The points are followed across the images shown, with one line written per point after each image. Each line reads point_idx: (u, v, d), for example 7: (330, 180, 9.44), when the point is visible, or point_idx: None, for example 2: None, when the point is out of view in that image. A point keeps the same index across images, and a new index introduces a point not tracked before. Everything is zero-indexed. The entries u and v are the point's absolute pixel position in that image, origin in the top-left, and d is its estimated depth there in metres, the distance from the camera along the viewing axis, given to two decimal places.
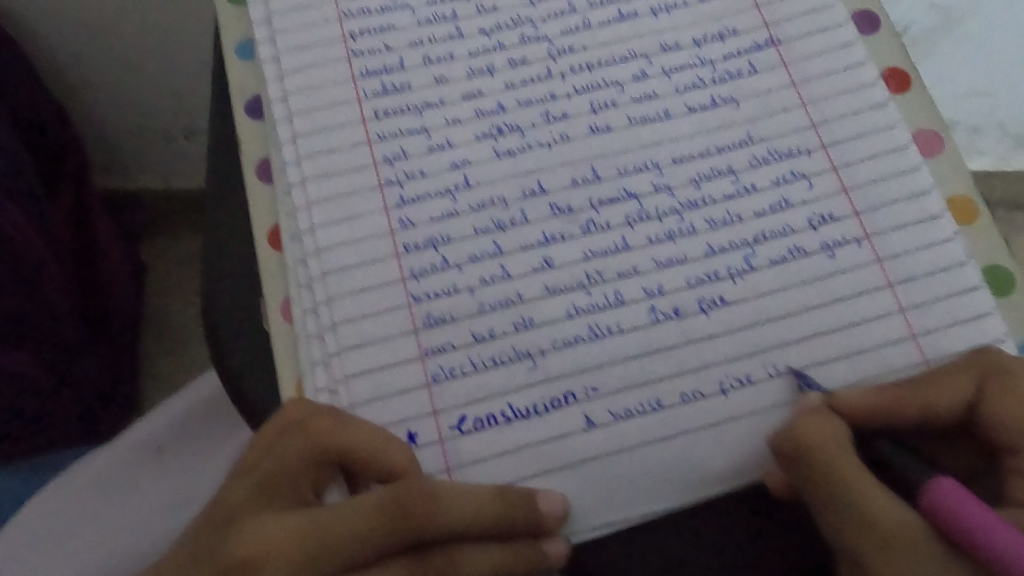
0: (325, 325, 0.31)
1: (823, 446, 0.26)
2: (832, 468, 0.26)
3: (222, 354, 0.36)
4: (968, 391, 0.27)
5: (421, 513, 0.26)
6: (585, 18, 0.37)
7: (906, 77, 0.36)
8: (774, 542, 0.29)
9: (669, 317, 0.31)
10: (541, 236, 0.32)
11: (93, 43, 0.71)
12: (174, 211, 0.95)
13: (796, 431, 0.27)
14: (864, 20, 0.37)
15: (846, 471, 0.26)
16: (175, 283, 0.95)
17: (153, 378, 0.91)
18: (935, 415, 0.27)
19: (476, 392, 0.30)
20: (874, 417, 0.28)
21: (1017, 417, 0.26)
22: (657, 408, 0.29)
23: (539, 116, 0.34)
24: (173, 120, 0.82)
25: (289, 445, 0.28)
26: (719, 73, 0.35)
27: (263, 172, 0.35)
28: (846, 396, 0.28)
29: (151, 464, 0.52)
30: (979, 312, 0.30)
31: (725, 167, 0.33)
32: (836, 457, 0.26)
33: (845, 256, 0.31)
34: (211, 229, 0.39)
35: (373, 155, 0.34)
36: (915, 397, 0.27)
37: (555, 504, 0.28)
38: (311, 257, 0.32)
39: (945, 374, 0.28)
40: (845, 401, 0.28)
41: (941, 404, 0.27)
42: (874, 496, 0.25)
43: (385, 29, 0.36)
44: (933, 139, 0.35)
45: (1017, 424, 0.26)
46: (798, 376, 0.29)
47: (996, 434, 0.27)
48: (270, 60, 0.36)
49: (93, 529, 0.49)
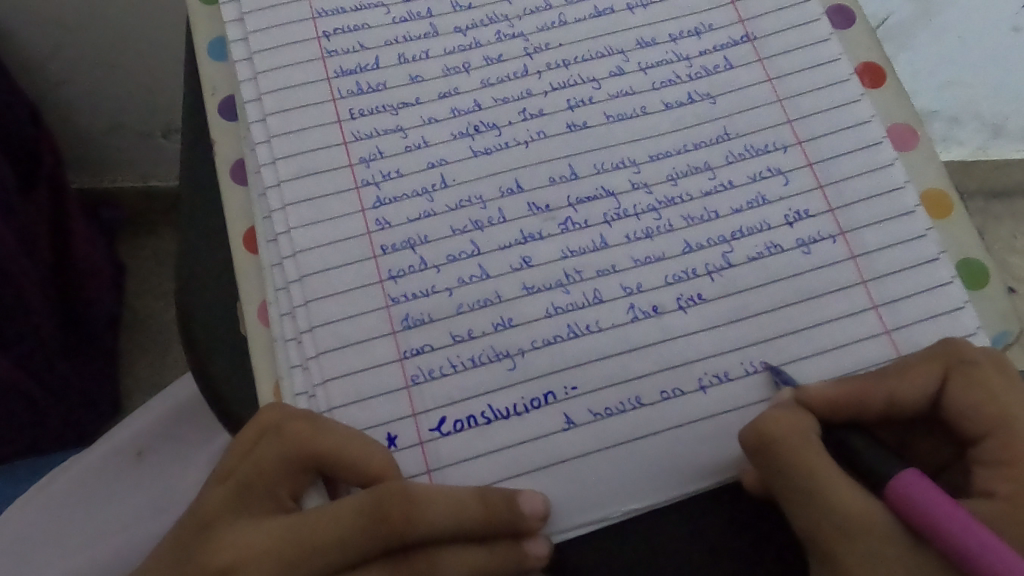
0: (302, 329, 0.31)
1: (787, 440, 0.26)
2: (796, 461, 0.26)
3: (199, 357, 0.36)
4: (932, 381, 0.27)
5: (398, 517, 0.26)
6: (561, 15, 0.37)
7: (880, 72, 0.36)
8: (755, 539, 0.30)
9: (647, 314, 0.31)
10: (518, 235, 0.32)
11: (64, 42, 0.69)
12: (152, 211, 0.94)
13: (763, 426, 0.27)
14: (838, 15, 0.38)
15: (812, 465, 0.26)
16: (153, 283, 0.94)
17: (132, 378, 0.90)
18: (902, 406, 0.27)
19: (455, 392, 0.30)
20: (841, 410, 0.28)
21: (982, 405, 0.27)
22: (636, 407, 0.29)
23: (516, 113, 0.34)
24: (150, 119, 0.80)
25: (265, 452, 0.28)
26: (695, 69, 0.35)
27: (238, 174, 0.35)
28: (814, 390, 0.28)
29: (130, 470, 0.51)
30: (953, 305, 0.30)
31: (702, 163, 0.33)
32: (805, 453, 0.26)
33: (821, 251, 0.32)
34: (184, 231, 0.39)
35: (348, 155, 0.34)
36: (882, 388, 0.27)
37: (537, 502, 0.27)
38: (287, 259, 0.32)
39: (910, 364, 0.28)
40: (813, 395, 0.28)
41: (906, 394, 0.27)
42: (842, 491, 0.26)
43: (359, 28, 0.36)
44: (907, 133, 0.35)
45: (982, 412, 0.27)
46: (775, 370, 0.30)
47: (964, 421, 0.27)
48: (244, 60, 0.36)
49: (73, 534, 0.49)
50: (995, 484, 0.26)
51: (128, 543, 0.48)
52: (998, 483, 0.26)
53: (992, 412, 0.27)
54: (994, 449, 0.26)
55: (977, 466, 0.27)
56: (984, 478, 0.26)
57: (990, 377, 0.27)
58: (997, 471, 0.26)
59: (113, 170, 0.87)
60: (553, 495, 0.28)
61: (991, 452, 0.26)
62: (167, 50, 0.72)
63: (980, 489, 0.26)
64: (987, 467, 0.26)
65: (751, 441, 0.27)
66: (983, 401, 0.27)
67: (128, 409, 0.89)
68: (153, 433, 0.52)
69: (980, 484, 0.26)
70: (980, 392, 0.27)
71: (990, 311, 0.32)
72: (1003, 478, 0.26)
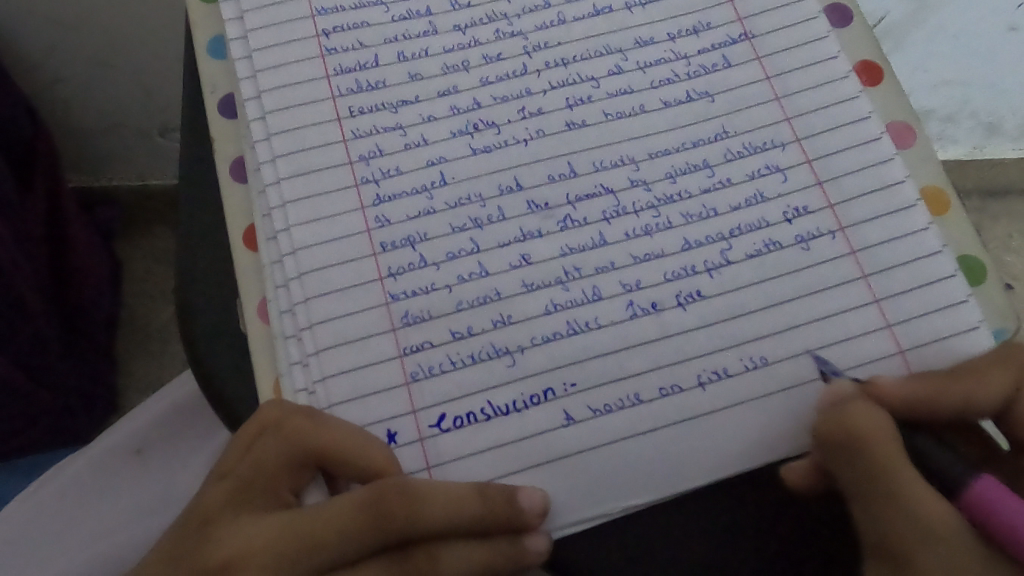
0: (302, 326, 0.31)
1: (875, 434, 0.26)
2: (877, 458, 0.26)
3: (198, 355, 0.36)
4: (1007, 388, 0.27)
5: (398, 513, 0.26)
6: (560, 13, 0.37)
7: (877, 70, 0.36)
8: (752, 535, 0.30)
9: (646, 311, 0.31)
10: (517, 233, 0.32)
11: (62, 40, 0.69)
12: (149, 210, 0.94)
13: (849, 419, 0.27)
14: (836, 13, 0.38)
15: (893, 462, 0.26)
16: (151, 282, 0.94)
17: (130, 377, 0.90)
18: (971, 409, 0.27)
19: (455, 389, 0.30)
20: (913, 408, 0.27)
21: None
22: (635, 403, 0.30)
23: (515, 112, 0.34)
24: (148, 117, 0.80)
25: (265, 447, 0.28)
26: (693, 67, 0.35)
27: (237, 172, 0.35)
28: (890, 386, 0.28)
29: (127, 467, 0.51)
30: (951, 302, 0.31)
31: (700, 161, 0.33)
32: (880, 446, 0.26)
33: (819, 248, 0.32)
34: (183, 228, 0.39)
35: (348, 153, 0.34)
36: (956, 390, 0.27)
37: (536, 498, 0.27)
38: (287, 257, 0.32)
39: (986, 368, 0.28)
40: (890, 389, 0.28)
41: (982, 399, 0.27)
42: (922, 491, 0.25)
43: (359, 26, 0.36)
44: (905, 131, 0.35)
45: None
46: (822, 358, 0.30)
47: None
48: (243, 58, 0.36)
49: (71, 532, 0.49)
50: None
51: (127, 541, 0.48)
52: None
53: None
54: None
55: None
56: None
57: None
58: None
59: (110, 168, 0.87)
60: (553, 491, 0.29)
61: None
62: (165, 48, 0.72)
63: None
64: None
65: (827, 430, 0.27)
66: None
67: (125, 407, 0.89)
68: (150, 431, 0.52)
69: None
70: None
71: (989, 307, 0.32)
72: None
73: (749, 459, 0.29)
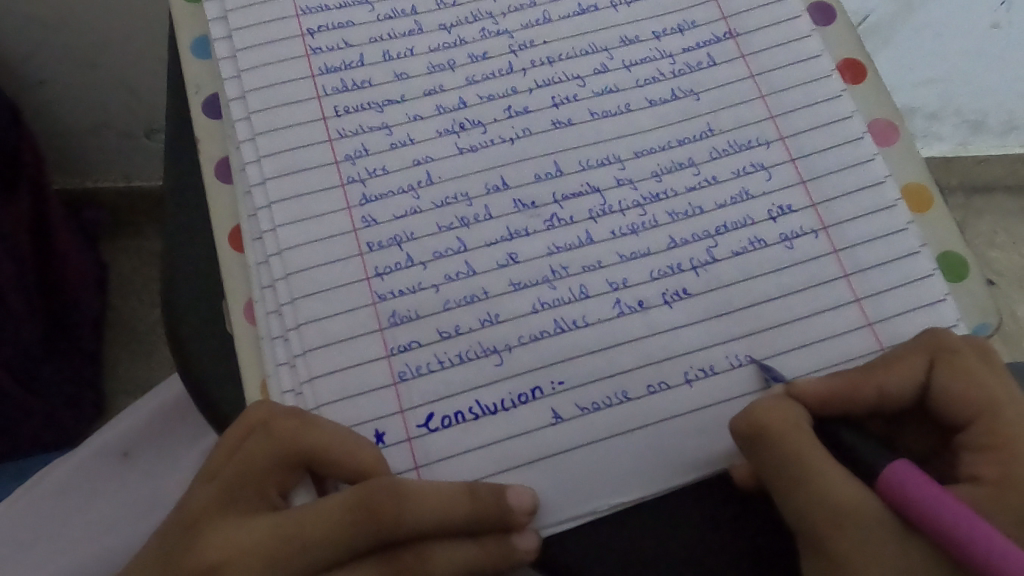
0: (289, 327, 0.31)
1: (783, 428, 0.27)
2: (792, 451, 0.27)
3: (185, 356, 0.36)
4: (919, 372, 0.28)
5: (386, 514, 0.26)
6: (545, 12, 0.37)
7: (861, 68, 0.37)
8: (741, 531, 0.30)
9: (633, 310, 0.31)
10: (504, 232, 0.32)
11: (44, 41, 0.69)
12: (135, 211, 0.93)
13: (756, 416, 0.28)
14: (820, 12, 0.38)
15: (809, 453, 0.27)
16: (138, 284, 0.94)
17: (117, 381, 0.90)
18: (891, 397, 0.28)
19: (443, 389, 0.30)
20: (831, 402, 0.28)
21: (968, 393, 0.27)
22: (623, 401, 0.30)
23: (500, 111, 0.34)
24: (132, 118, 0.80)
25: (253, 448, 0.28)
26: (678, 66, 0.35)
27: (223, 172, 0.35)
28: (804, 383, 0.28)
29: (118, 471, 0.51)
30: (933, 298, 0.31)
31: (685, 159, 0.33)
32: (801, 444, 0.27)
33: (804, 245, 0.32)
34: (169, 229, 0.39)
35: (333, 153, 0.34)
36: (868, 381, 0.28)
37: (524, 496, 0.27)
38: (273, 258, 0.32)
39: (898, 357, 0.28)
40: (804, 388, 0.28)
41: (894, 385, 0.28)
42: (839, 480, 0.26)
43: (344, 25, 0.36)
44: (888, 128, 0.35)
45: (969, 400, 0.27)
46: (764, 366, 0.30)
47: (952, 409, 0.27)
48: (227, 58, 0.36)
49: (60, 536, 0.48)
50: (983, 468, 0.26)
51: (116, 545, 0.48)
52: (986, 467, 0.26)
53: (977, 398, 0.27)
54: (983, 434, 0.27)
55: (966, 451, 0.27)
56: (972, 463, 0.27)
57: (973, 364, 0.28)
58: (986, 456, 0.27)
59: (95, 169, 0.87)
60: (542, 489, 0.29)
61: (979, 438, 0.27)
62: (149, 48, 0.71)
63: (968, 473, 0.27)
64: (975, 451, 0.27)
65: (743, 430, 0.28)
66: (970, 390, 0.27)
67: (113, 410, 0.89)
68: (140, 434, 0.52)
69: (967, 468, 0.27)
70: (964, 380, 0.27)
71: (969, 303, 0.32)
72: (990, 462, 0.26)
73: (735, 456, 0.29)
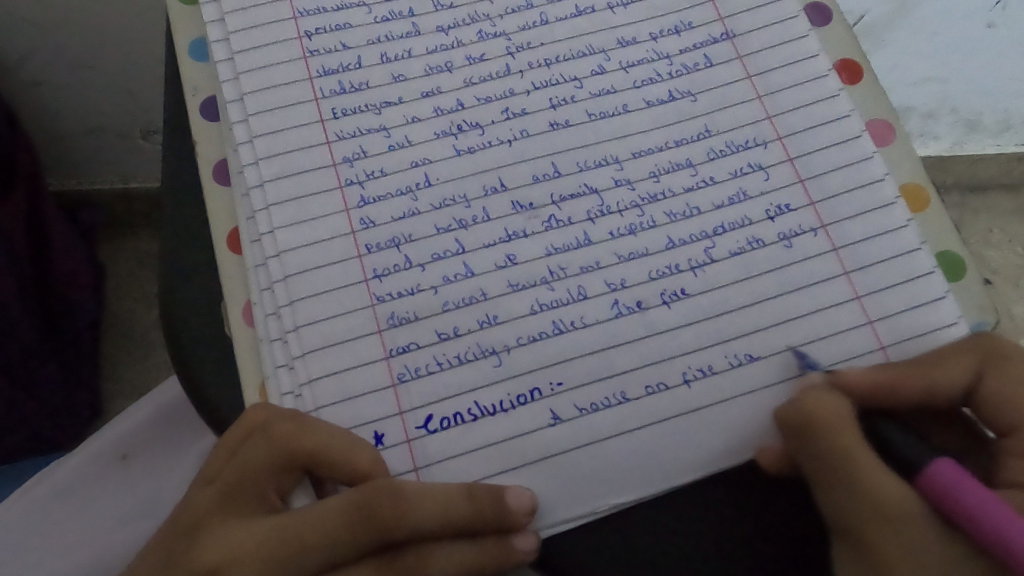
0: (287, 328, 0.31)
1: (827, 418, 0.27)
2: (833, 442, 0.27)
3: (183, 358, 0.35)
4: (969, 374, 0.28)
5: (385, 514, 0.26)
6: (542, 14, 0.37)
7: (857, 68, 0.37)
8: (741, 532, 0.30)
9: (631, 310, 0.31)
10: (502, 233, 0.32)
11: (40, 42, 0.68)
12: (132, 212, 0.93)
13: (807, 405, 0.28)
14: (815, 12, 0.38)
15: (846, 447, 0.27)
16: (135, 286, 0.94)
17: (115, 382, 0.90)
18: (938, 394, 0.28)
19: (442, 390, 0.30)
20: (879, 394, 0.28)
21: (1015, 399, 0.28)
22: (622, 402, 0.30)
23: (498, 113, 0.34)
24: (128, 120, 0.80)
25: (251, 452, 0.28)
26: (675, 67, 0.36)
27: (220, 174, 0.35)
28: (853, 373, 0.28)
29: (115, 473, 0.51)
30: (931, 298, 0.31)
31: (683, 160, 0.34)
32: (844, 436, 0.27)
33: (802, 245, 0.32)
34: (166, 231, 0.39)
35: (331, 155, 0.34)
36: (916, 376, 0.28)
37: (523, 497, 0.27)
38: (271, 260, 0.32)
39: (947, 356, 0.29)
40: (851, 379, 0.28)
41: (944, 384, 0.28)
42: (876, 477, 0.26)
43: (341, 27, 0.36)
44: (885, 128, 0.35)
45: (1015, 407, 0.27)
46: (800, 353, 0.30)
47: (998, 413, 0.28)
48: (225, 60, 0.36)
49: (60, 537, 0.48)
50: (1023, 476, 0.26)
51: (117, 545, 0.48)
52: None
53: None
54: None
55: (1006, 456, 0.27)
56: (1013, 469, 0.27)
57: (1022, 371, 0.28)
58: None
59: (92, 171, 0.87)
60: (541, 490, 0.29)
61: (1021, 445, 0.27)
62: (145, 50, 0.71)
63: (1007, 480, 0.27)
64: (1016, 458, 0.27)
65: (790, 418, 0.28)
66: (1018, 397, 0.28)
67: (111, 412, 0.88)
68: (137, 436, 0.52)
69: (1007, 475, 0.27)
70: (1013, 385, 0.28)
71: (967, 302, 0.32)
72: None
73: (735, 456, 0.29)
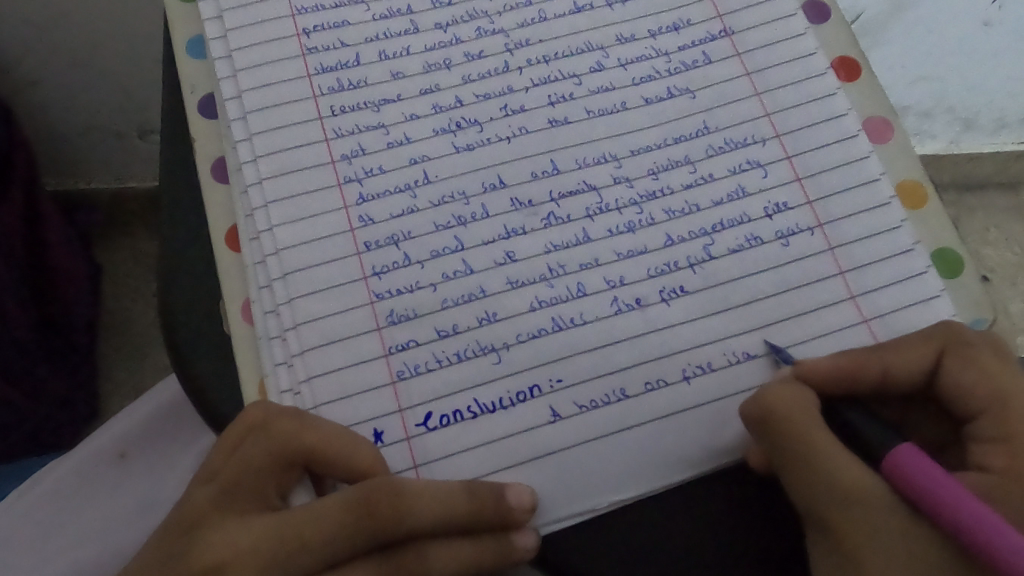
0: (286, 326, 0.31)
1: (793, 412, 0.27)
2: (804, 436, 0.27)
3: (181, 357, 0.35)
4: (929, 359, 0.28)
5: (384, 512, 0.26)
6: (541, 11, 0.37)
7: (855, 65, 0.37)
8: (742, 528, 0.30)
9: (631, 307, 0.31)
10: (501, 230, 0.32)
11: (38, 41, 0.68)
12: (129, 212, 0.93)
13: (767, 399, 0.28)
14: (814, 9, 0.38)
15: (822, 441, 0.27)
16: (132, 285, 0.93)
17: (112, 383, 0.89)
18: (898, 380, 0.28)
19: (441, 388, 0.30)
20: (839, 382, 0.28)
21: (978, 384, 0.27)
22: (621, 399, 0.30)
23: (497, 110, 0.34)
24: (125, 119, 0.79)
25: (242, 452, 0.28)
26: (674, 64, 0.36)
27: (219, 172, 0.35)
28: (814, 363, 0.28)
29: (114, 472, 0.50)
30: (929, 295, 0.31)
31: (682, 157, 0.34)
32: (810, 429, 0.27)
33: (800, 243, 0.32)
34: (165, 230, 0.39)
35: (330, 152, 0.34)
36: (876, 362, 0.28)
37: (522, 493, 0.27)
38: (270, 257, 0.32)
39: (909, 342, 0.29)
40: (813, 368, 0.28)
41: (904, 370, 0.28)
42: (858, 472, 0.26)
43: (340, 25, 0.36)
44: (883, 125, 0.35)
45: (978, 391, 0.27)
46: (773, 345, 0.30)
47: (960, 398, 0.28)
48: (223, 58, 0.36)
49: (59, 539, 0.48)
50: (991, 459, 0.26)
51: (117, 546, 0.48)
52: (995, 458, 0.26)
53: (987, 390, 0.27)
54: (991, 427, 0.27)
55: (973, 441, 0.27)
56: (979, 453, 0.27)
57: (985, 356, 0.28)
58: (992, 446, 0.27)
59: (89, 171, 0.86)
60: (540, 487, 0.29)
61: (987, 429, 0.27)
62: (143, 49, 0.71)
63: (976, 463, 0.27)
64: (982, 444, 0.27)
65: (752, 413, 0.28)
66: (981, 381, 0.27)
67: (109, 413, 0.88)
68: (135, 437, 0.51)
69: (976, 459, 0.27)
70: (974, 370, 0.28)
71: (964, 298, 0.32)
72: (998, 452, 0.26)
73: (734, 453, 0.29)
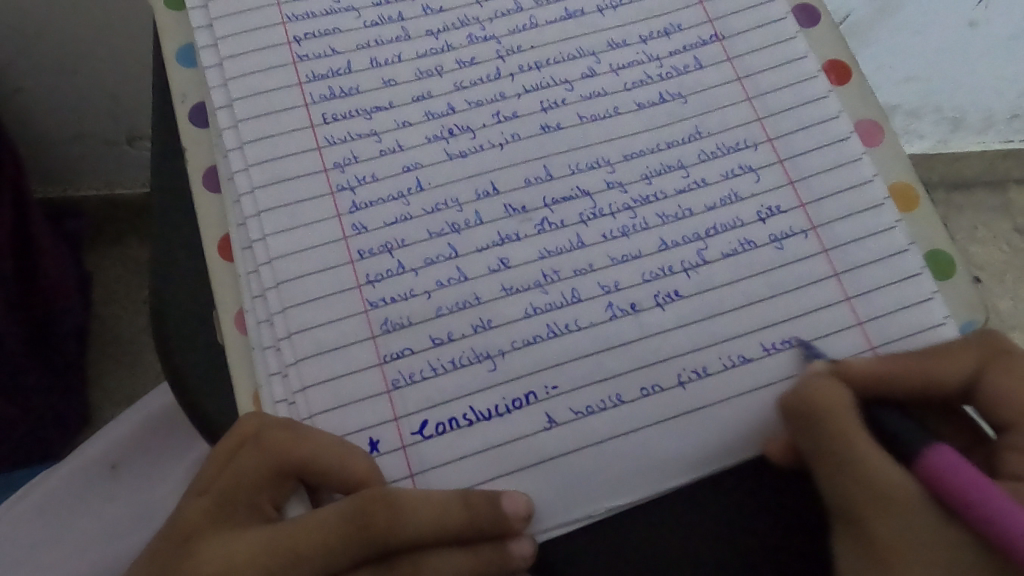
0: (280, 336, 0.31)
1: (826, 403, 0.27)
2: (829, 428, 0.27)
3: (175, 366, 0.35)
4: (968, 367, 0.28)
5: (378, 522, 0.26)
6: (532, 17, 0.37)
7: (846, 68, 0.37)
8: (744, 533, 0.30)
9: (626, 312, 0.31)
10: (495, 237, 0.32)
11: (26, 49, 0.68)
12: (119, 219, 0.92)
13: (806, 389, 0.28)
14: (804, 13, 0.38)
15: (845, 435, 0.27)
16: (123, 292, 0.93)
17: (104, 391, 0.89)
18: (938, 387, 0.28)
19: (435, 396, 0.30)
20: (878, 385, 0.28)
21: (1014, 393, 0.28)
22: (618, 404, 0.30)
23: (489, 116, 0.34)
24: (115, 126, 0.79)
25: (246, 461, 0.28)
26: (665, 69, 0.36)
27: (210, 182, 0.35)
28: (855, 364, 0.29)
29: (105, 483, 0.50)
30: (920, 298, 0.31)
31: (675, 161, 0.34)
32: (839, 420, 0.27)
33: (794, 246, 0.32)
34: (155, 238, 0.38)
35: (322, 160, 0.33)
36: (917, 368, 0.28)
37: (519, 502, 0.27)
38: (263, 267, 0.32)
39: (950, 350, 0.29)
40: (854, 369, 0.28)
41: (945, 377, 0.28)
42: (875, 469, 0.26)
43: (331, 32, 0.36)
44: (873, 129, 0.36)
45: (1012, 403, 0.28)
46: (807, 345, 0.30)
47: (996, 407, 0.28)
48: (213, 67, 0.36)
49: (48, 548, 0.48)
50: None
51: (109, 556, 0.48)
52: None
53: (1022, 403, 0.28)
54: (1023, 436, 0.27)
55: (1006, 451, 0.27)
56: (1013, 462, 0.27)
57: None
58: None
59: (80, 178, 0.86)
60: (535, 495, 0.28)
61: (1018, 439, 0.27)
62: (132, 57, 0.70)
63: (1009, 472, 0.27)
64: (1017, 452, 0.27)
65: (792, 404, 0.28)
66: (1019, 392, 0.28)
67: (99, 421, 0.88)
68: (126, 446, 0.51)
69: (1009, 468, 0.27)
70: (1015, 381, 0.28)
71: (956, 300, 0.32)
72: None
73: (729, 456, 0.29)
